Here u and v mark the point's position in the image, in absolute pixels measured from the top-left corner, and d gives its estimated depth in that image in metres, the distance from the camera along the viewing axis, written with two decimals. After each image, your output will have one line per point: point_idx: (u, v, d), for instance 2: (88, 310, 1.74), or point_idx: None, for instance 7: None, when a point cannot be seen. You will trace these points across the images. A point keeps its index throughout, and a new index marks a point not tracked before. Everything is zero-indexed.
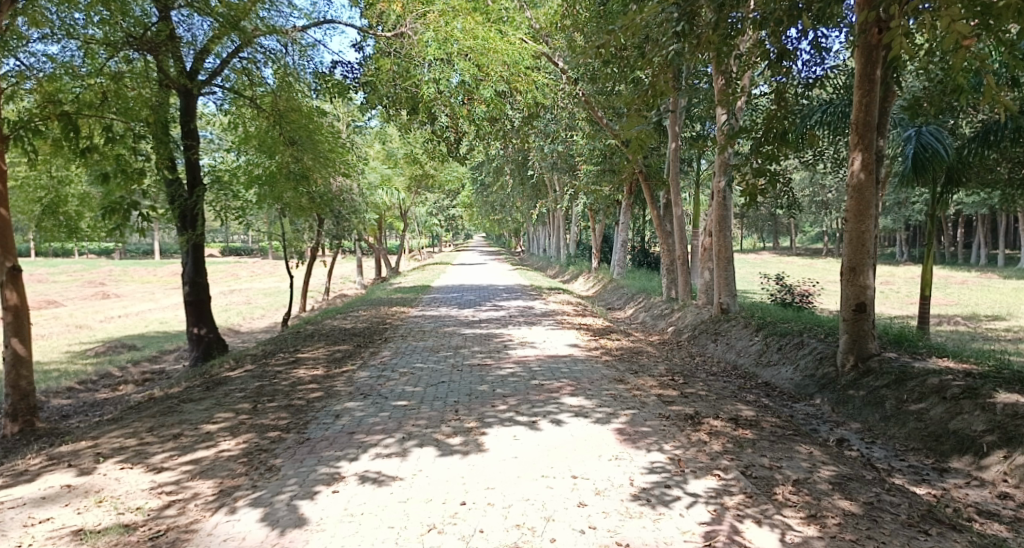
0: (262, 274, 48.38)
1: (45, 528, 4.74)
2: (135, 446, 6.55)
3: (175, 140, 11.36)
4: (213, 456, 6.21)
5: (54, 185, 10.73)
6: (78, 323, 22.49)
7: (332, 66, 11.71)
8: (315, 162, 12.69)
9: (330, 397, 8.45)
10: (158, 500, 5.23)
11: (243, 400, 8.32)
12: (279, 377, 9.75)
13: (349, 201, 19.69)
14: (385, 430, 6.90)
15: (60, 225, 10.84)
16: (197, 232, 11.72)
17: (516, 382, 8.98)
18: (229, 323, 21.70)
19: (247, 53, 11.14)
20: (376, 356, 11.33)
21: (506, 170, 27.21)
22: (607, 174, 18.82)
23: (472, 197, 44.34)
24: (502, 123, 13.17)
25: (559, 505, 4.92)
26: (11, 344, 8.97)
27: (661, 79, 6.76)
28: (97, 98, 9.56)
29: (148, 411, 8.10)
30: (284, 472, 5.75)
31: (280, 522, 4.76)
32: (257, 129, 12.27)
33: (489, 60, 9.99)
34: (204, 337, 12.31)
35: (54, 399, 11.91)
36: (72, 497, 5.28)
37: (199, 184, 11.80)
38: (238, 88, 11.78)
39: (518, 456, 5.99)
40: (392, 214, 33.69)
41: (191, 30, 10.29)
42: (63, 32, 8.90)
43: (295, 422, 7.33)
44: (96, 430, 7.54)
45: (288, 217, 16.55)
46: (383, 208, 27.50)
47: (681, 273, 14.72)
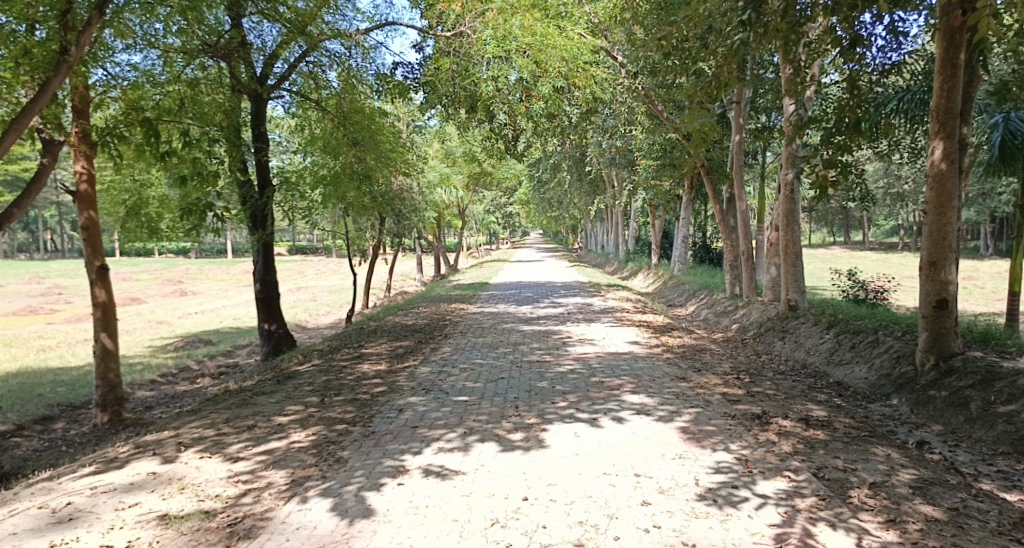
0: (326, 272, 49.67)
1: (135, 512, 5.00)
2: (212, 436, 6.86)
3: (247, 143, 11.86)
4: (285, 448, 6.45)
5: (137, 188, 11.39)
6: (159, 319, 23.73)
7: (393, 67, 12.05)
8: (378, 162, 12.96)
9: (393, 391, 8.63)
10: (235, 489, 5.46)
11: (311, 393, 8.60)
12: (344, 372, 10.02)
13: (410, 200, 19.98)
14: (447, 425, 7.01)
15: (142, 226, 11.46)
16: (268, 232, 12.37)
17: (575, 379, 8.95)
18: (297, 319, 22.48)
19: (314, 57, 11.53)
20: (436, 351, 11.48)
21: (564, 166, 27.15)
22: (667, 169, 18.47)
23: (529, 194, 44.40)
24: (561, 119, 13.12)
25: (621, 504, 4.88)
26: (101, 339, 9.58)
27: (726, 70, 6.73)
28: (175, 104, 10.04)
29: (224, 404, 8.45)
30: (351, 463, 5.93)
31: (348, 513, 4.91)
32: (322, 131, 12.67)
33: (548, 55, 9.96)
34: (274, 332, 12.75)
35: (139, 391, 12.61)
36: (157, 484, 5.55)
37: (269, 186, 12.42)
38: (305, 91, 12.22)
39: (580, 454, 5.96)
40: (451, 213, 34.06)
41: (261, 37, 10.86)
42: (145, 43, 8.98)
43: (360, 415, 7.53)
44: (177, 420, 7.92)
45: (351, 216, 16.94)
46: (442, 207, 27.87)
47: (745, 269, 14.28)
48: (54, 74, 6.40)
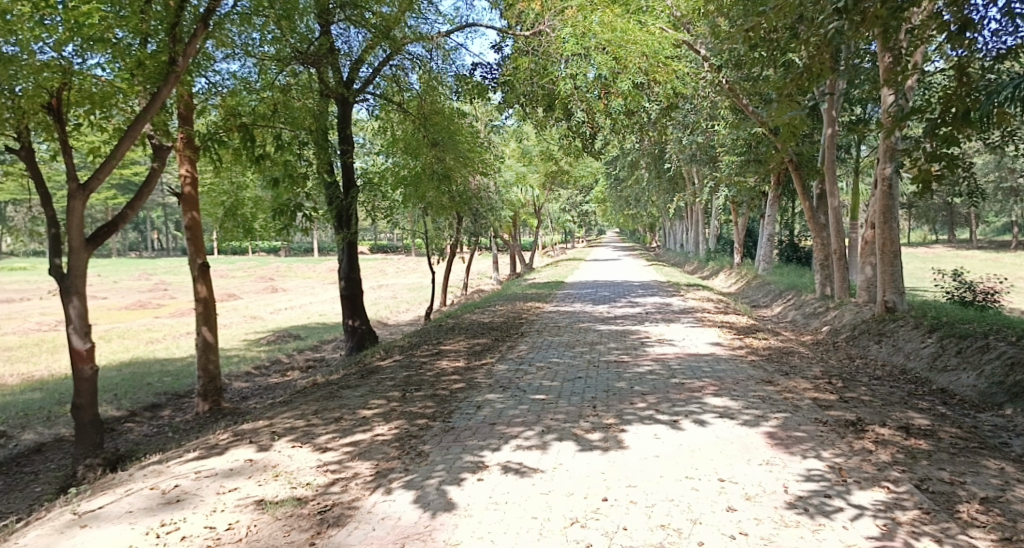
0: (406, 270, 50.86)
1: (234, 496, 5.28)
2: (302, 427, 7.16)
3: (334, 146, 12.32)
4: (370, 440, 6.66)
5: (234, 191, 12.07)
6: (252, 314, 25.03)
7: (473, 67, 12.22)
8: (457, 161, 12.82)
9: (472, 388, 8.74)
10: (325, 478, 5.69)
11: (393, 388, 8.84)
12: (424, 368, 10.23)
13: (487, 199, 20.19)
14: (525, 422, 7.04)
15: (238, 226, 12.16)
16: (352, 231, 12.68)
17: (655, 380, 8.80)
18: (379, 316, 23.14)
19: (397, 61, 12.11)
20: (513, 350, 11.55)
21: (642, 163, 26.74)
22: (752, 164, 17.87)
23: (606, 192, 44.00)
24: (640, 115, 12.93)
25: (705, 509, 4.76)
26: (202, 332, 10.18)
27: (818, 61, 6.46)
28: (269, 110, 10.64)
29: (312, 396, 8.82)
30: (432, 457, 6.06)
31: (431, 505, 5.01)
32: (403, 132, 12.89)
33: (628, 52, 9.57)
34: (358, 328, 13.14)
35: (235, 381, 13.34)
36: (253, 470, 5.85)
37: (354, 186, 12.78)
38: (388, 94, 12.75)
39: (660, 456, 5.86)
40: (527, 212, 34.13)
41: (348, 42, 11.39)
42: (244, 51, 9.56)
43: (440, 411, 7.68)
44: (271, 410, 8.33)
45: (430, 216, 17.25)
46: (518, 206, 28.03)
47: (837, 269, 13.62)
48: (163, 84, 7.32)
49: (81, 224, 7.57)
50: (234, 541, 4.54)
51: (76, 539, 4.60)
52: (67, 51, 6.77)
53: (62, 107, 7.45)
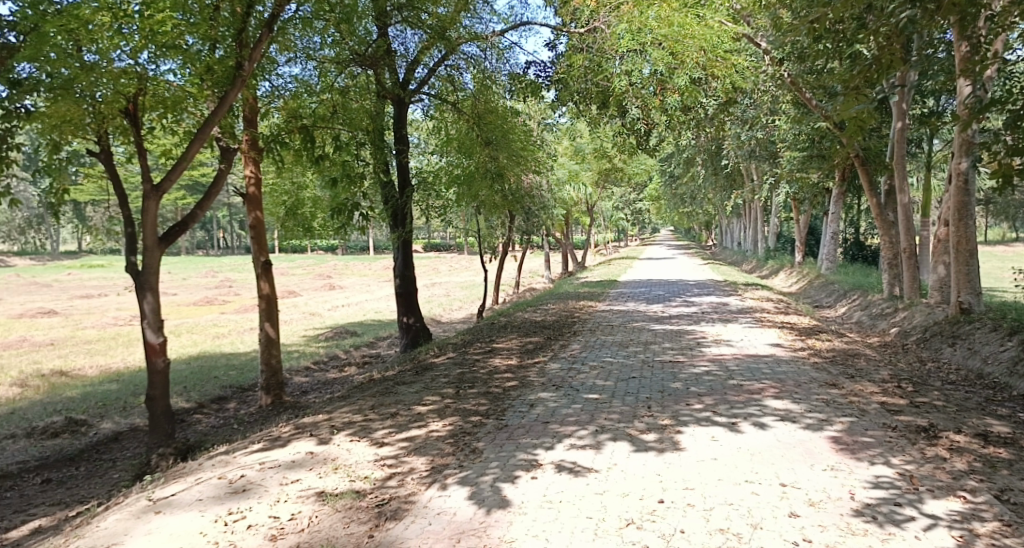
0: (459, 268, 51.33)
1: (296, 487, 5.44)
2: (360, 422, 7.31)
3: (389, 146, 12.51)
4: (425, 436, 6.74)
5: (295, 191, 12.42)
6: (311, 311, 25.71)
7: (526, 66, 12.22)
8: (509, 160, 12.96)
9: (524, 386, 8.75)
10: (382, 472, 5.79)
11: (447, 385, 8.94)
12: (477, 365, 10.30)
13: (540, 197, 20.16)
14: (579, 421, 7.00)
15: (298, 225, 12.49)
16: (407, 229, 12.86)
17: (712, 381, 8.62)
18: (432, 314, 23.42)
19: (452, 61, 12.24)
20: (566, 348, 11.50)
21: (698, 160, 26.24)
22: (815, 160, 17.31)
23: (661, 190, 43.35)
24: (698, 112, 12.68)
25: (766, 514, 4.63)
26: (265, 328, 10.49)
27: (889, 52, 6.20)
28: (328, 111, 10.82)
29: (369, 391, 8.99)
30: (486, 454, 6.09)
31: (485, 502, 5.04)
32: (457, 132, 12.95)
33: (685, 46, 9.46)
34: (412, 325, 13.34)
35: (296, 376, 13.74)
36: (314, 462, 6.00)
37: (408, 186, 12.84)
38: (443, 94, 12.87)
39: (718, 458, 5.73)
40: (580, 210, 33.90)
41: (404, 44, 11.57)
42: (305, 55, 9.87)
43: (494, 408, 7.71)
44: (329, 405, 8.53)
45: (484, 215, 17.34)
46: (571, 204, 27.91)
47: (908, 268, 13.04)
48: (231, 88, 7.61)
49: (155, 224, 7.87)
50: (296, 532, 4.67)
51: (150, 525, 4.81)
52: (142, 57, 7.06)
53: (138, 111, 7.75)
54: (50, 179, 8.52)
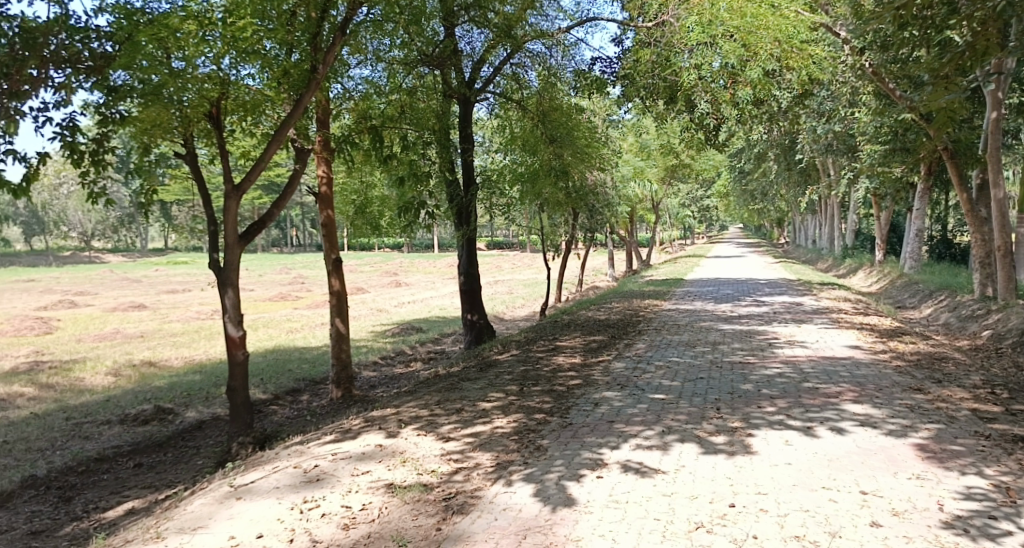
0: (522, 266, 51.50)
1: (367, 478, 5.58)
2: (427, 416, 7.43)
3: (454, 144, 12.60)
4: (490, 432, 6.80)
5: (364, 189, 12.79)
6: (379, 307, 26.36)
7: (592, 62, 12.13)
8: (574, 157, 12.97)
9: (589, 385, 8.70)
10: (448, 466, 5.88)
11: (511, 382, 8.99)
12: (541, 363, 10.30)
13: (604, 195, 19.98)
14: (645, 422, 6.91)
15: (367, 223, 12.84)
16: (472, 227, 12.86)
17: (785, 383, 8.33)
18: (496, 311, 23.59)
19: (517, 59, 12.36)
20: (631, 347, 11.37)
21: (771, 155, 25.43)
22: (897, 154, 16.48)
23: (730, 186, 42.23)
24: (771, 105, 12.29)
25: (846, 522, 4.44)
26: (335, 323, 10.79)
27: (984, 37, 5.84)
28: (396, 111, 11.17)
29: (435, 386, 9.14)
30: (551, 452, 6.09)
31: (551, 499, 5.04)
32: (522, 130, 12.93)
33: (758, 37, 9.18)
34: (476, 322, 13.43)
35: (364, 370, 14.11)
36: (383, 455, 6.14)
37: (473, 184, 12.95)
38: (508, 92, 12.85)
39: (792, 463, 5.54)
40: (645, 207, 33.40)
41: (471, 43, 11.76)
42: (375, 56, 9.95)
43: (558, 406, 7.70)
44: (397, 399, 8.72)
45: (547, 212, 17.32)
46: (636, 201, 27.55)
47: (1002, 268, 12.24)
48: (306, 90, 7.92)
49: (236, 222, 8.23)
50: (367, 522, 4.79)
51: (231, 510, 5.04)
52: (224, 63, 7.35)
53: (220, 114, 8.11)
54: (140, 180, 9.02)
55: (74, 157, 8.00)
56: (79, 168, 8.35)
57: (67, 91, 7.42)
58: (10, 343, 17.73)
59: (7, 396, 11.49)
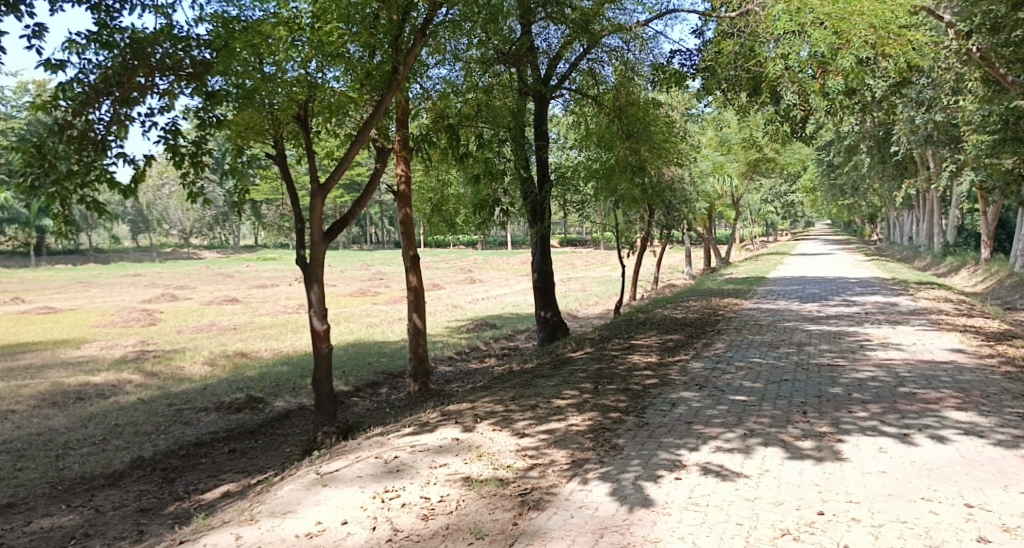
0: (596, 264, 51.07)
1: (445, 471, 5.68)
2: (502, 412, 7.50)
3: (529, 142, 12.60)
4: (564, 429, 6.79)
5: (440, 187, 13.00)
6: (454, 303, 26.76)
7: (671, 55, 11.86)
8: (652, 152, 12.81)
9: (666, 385, 8.54)
10: (524, 462, 5.91)
11: (586, 380, 8.93)
12: (616, 361, 10.19)
13: (681, 191, 19.54)
14: (725, 423, 6.71)
15: (443, 221, 13.09)
16: (545, 225, 12.95)
17: (878, 387, 7.90)
18: (569, 308, 23.50)
19: (594, 54, 12.26)
20: (710, 347, 11.08)
21: (863, 147, 24.15)
22: (1008, 144, 15.32)
23: (817, 181, 40.39)
24: (863, 95, 11.67)
25: (948, 536, 4.17)
26: (413, 318, 11.03)
27: None
28: (473, 110, 11.36)
29: (510, 382, 9.20)
30: (627, 452, 6.02)
31: (628, 499, 4.98)
32: (596, 126, 12.74)
33: (851, 24, 8.61)
34: (549, 320, 13.40)
35: (441, 365, 14.38)
36: (460, 449, 6.24)
37: (548, 180, 12.96)
38: (583, 87, 12.97)
39: (887, 472, 5.25)
40: (725, 203, 32.45)
41: (547, 40, 11.81)
42: (452, 56, 10.13)
43: (634, 405, 7.60)
44: (473, 394, 8.83)
45: (622, 209, 17.10)
46: (715, 196, 26.81)
47: None
48: (387, 91, 8.06)
49: (321, 219, 8.55)
50: (445, 513, 4.88)
51: (318, 496, 5.25)
52: (311, 67, 7.67)
53: (307, 116, 8.39)
54: (234, 180, 9.49)
55: (175, 160, 8.54)
56: (180, 170, 8.88)
57: (171, 98, 7.92)
58: (118, 333, 19.09)
59: (117, 381, 12.40)
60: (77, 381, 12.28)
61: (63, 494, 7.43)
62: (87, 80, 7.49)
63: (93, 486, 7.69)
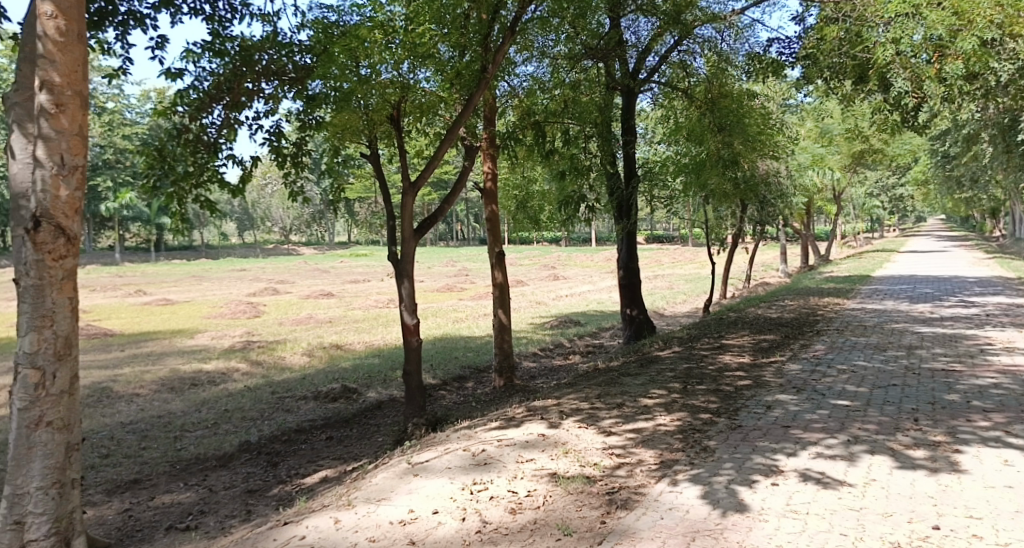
0: (684, 261, 49.83)
1: (531, 466, 5.71)
2: (588, 409, 7.46)
3: (615, 137, 12.35)
4: (652, 429, 6.68)
5: (525, 184, 13.07)
6: (539, 299, 26.84)
7: (768, 44, 11.38)
8: (746, 145, 12.34)
9: (760, 387, 8.23)
10: (611, 461, 5.86)
11: (674, 379, 8.74)
12: (706, 361, 9.92)
13: (777, 185, 18.74)
14: (826, 429, 6.40)
15: (528, 217, 13.20)
16: (631, 221, 12.56)
17: (1000, 396, 7.30)
18: (656, 306, 23.06)
19: (686, 45, 11.90)
20: (808, 348, 10.58)
21: (984, 136, 22.32)
22: None
23: (930, 173, 37.65)
24: (986, 80, 10.77)
25: None
26: (498, 314, 11.14)
27: None
28: (560, 106, 11.43)
29: (595, 380, 9.14)
30: (719, 454, 5.85)
31: (721, 503, 4.84)
32: (687, 119, 12.66)
33: (975, 4, 8.27)
34: (636, 318, 13.12)
35: (526, 361, 14.46)
36: (546, 444, 6.25)
37: (634, 176, 12.61)
38: (673, 81, 12.57)
39: (1013, 487, 4.85)
40: (824, 197, 30.84)
41: (636, 33, 11.62)
42: (540, 52, 10.22)
43: (726, 407, 7.38)
44: (558, 391, 8.84)
45: (713, 205, 16.60)
46: (814, 190, 25.56)
47: None
48: (477, 90, 8.09)
49: (412, 217, 8.76)
50: (533, 508, 4.91)
51: (410, 485, 5.40)
52: (403, 68, 7.84)
53: (399, 116, 8.52)
54: (330, 179, 9.87)
55: (278, 160, 9.03)
56: (281, 170, 9.36)
57: (274, 101, 8.37)
58: (226, 324, 20.39)
59: (225, 369, 13.25)
60: (191, 368, 13.21)
61: (181, 473, 8.02)
62: (201, 87, 8.04)
63: (206, 466, 8.24)
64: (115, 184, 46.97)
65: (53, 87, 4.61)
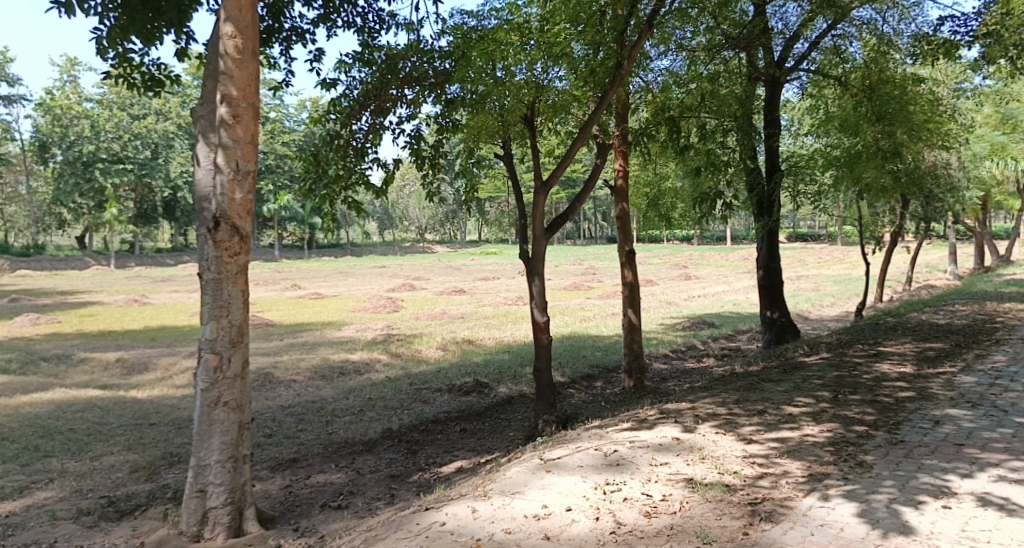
0: (829, 261, 46.50)
1: (666, 470, 5.56)
2: (726, 414, 7.15)
3: (758, 130, 11.71)
4: (798, 439, 6.28)
5: (657, 181, 12.75)
6: (670, 300, 26.13)
7: (939, 23, 10.30)
8: (909, 135, 11.20)
9: (924, 399, 7.49)
10: (753, 470, 5.57)
11: (823, 387, 8.17)
12: (859, 369, 9.17)
13: (946, 178, 16.96)
14: (1009, 450, 5.69)
15: (659, 215, 12.91)
16: (773, 219, 11.80)
17: None
18: (798, 309, 21.68)
19: (840, 29, 11.13)
20: (983, 359, 9.48)
21: None
22: None
23: None
24: None
25: None
26: (628, 314, 10.96)
27: None
28: (696, 100, 10.97)
29: (733, 384, 8.74)
30: (877, 471, 5.38)
31: (881, 523, 4.45)
32: (840, 108, 11.80)
33: None
34: (776, 321, 12.38)
35: (658, 363, 14.12)
36: (681, 449, 6.06)
37: (777, 171, 12.00)
38: (824, 68, 11.68)
39: None
40: (1002, 191, 27.49)
41: (783, 19, 10.97)
42: (676, 46, 10.01)
43: (884, 420, 6.78)
44: (693, 394, 8.54)
45: (868, 200, 15.36)
46: (990, 183, 22.84)
47: None
48: (609, 86, 7.99)
49: (542, 215, 8.82)
50: (669, 513, 4.78)
51: (543, 480, 5.44)
52: (536, 69, 7.92)
53: (533, 116, 8.67)
54: (465, 179, 10.18)
55: (418, 162, 9.43)
56: (421, 172, 9.78)
57: (416, 106, 8.76)
58: (369, 317, 21.67)
59: (369, 360, 14.08)
60: (339, 358, 14.18)
61: (331, 455, 8.61)
62: (351, 95, 8.61)
63: (354, 450, 8.80)
64: (275, 187, 51.39)
65: (231, 100, 5.11)
